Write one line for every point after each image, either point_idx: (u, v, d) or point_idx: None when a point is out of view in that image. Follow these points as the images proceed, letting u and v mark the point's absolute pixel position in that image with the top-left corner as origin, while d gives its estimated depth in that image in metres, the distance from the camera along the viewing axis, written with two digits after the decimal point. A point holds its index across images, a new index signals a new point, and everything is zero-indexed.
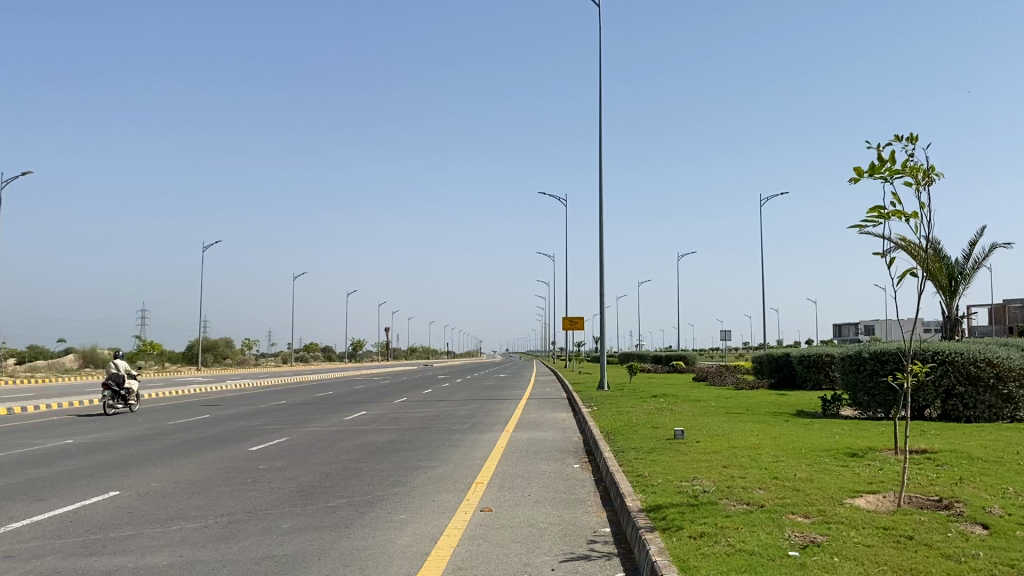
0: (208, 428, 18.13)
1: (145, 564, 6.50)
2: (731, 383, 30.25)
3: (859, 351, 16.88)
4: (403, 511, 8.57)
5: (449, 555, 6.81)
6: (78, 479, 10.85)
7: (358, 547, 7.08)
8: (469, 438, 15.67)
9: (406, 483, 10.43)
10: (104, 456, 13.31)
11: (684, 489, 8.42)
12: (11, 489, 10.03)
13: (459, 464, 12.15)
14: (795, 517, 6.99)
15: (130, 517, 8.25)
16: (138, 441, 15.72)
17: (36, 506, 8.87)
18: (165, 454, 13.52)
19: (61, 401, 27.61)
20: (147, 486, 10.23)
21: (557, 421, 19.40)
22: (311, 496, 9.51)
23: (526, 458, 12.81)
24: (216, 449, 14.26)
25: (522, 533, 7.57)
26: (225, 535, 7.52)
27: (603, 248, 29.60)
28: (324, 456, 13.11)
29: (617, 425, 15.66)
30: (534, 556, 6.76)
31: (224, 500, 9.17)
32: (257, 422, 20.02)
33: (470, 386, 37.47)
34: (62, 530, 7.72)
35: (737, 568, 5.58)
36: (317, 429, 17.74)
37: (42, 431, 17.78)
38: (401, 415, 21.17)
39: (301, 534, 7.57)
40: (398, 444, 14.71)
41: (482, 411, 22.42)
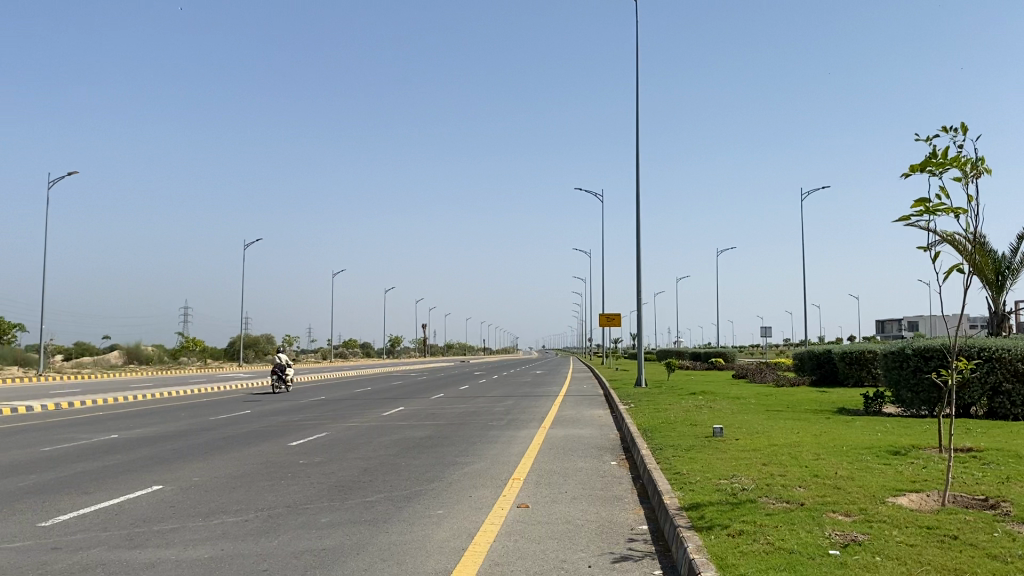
0: (249, 424, 18.40)
1: (187, 558, 6.60)
2: (771, 380, 29.93)
3: (902, 348, 16.61)
4: (440, 507, 8.61)
5: (486, 551, 6.82)
6: (123, 473, 11.07)
7: (396, 542, 7.12)
8: (506, 434, 15.66)
9: (443, 478, 10.48)
10: (147, 451, 13.55)
11: (723, 486, 8.36)
12: (58, 483, 10.25)
13: (495, 460, 12.19)
14: (836, 516, 6.88)
15: (173, 511, 8.39)
16: (181, 435, 15.95)
17: (81, 499, 9.06)
18: (206, 449, 13.72)
19: (107, 397, 28.22)
20: (189, 481, 10.39)
21: (594, 418, 19.38)
22: (350, 491, 9.59)
23: (563, 455, 12.80)
24: (256, 444, 14.43)
25: (559, 530, 7.56)
26: (265, 528, 7.61)
27: (638, 244, 29.43)
28: (362, 452, 13.20)
29: (654, 422, 15.57)
30: (572, 553, 6.74)
31: (265, 495, 9.29)
32: (297, 417, 20.29)
33: (507, 382, 37.65)
34: (106, 523, 7.88)
35: (776, 566, 5.52)
36: (355, 425, 17.90)
37: (89, 426, 18.19)
38: (437, 412, 21.22)
39: (339, 528, 7.63)
40: (435, 440, 14.79)
41: (518, 408, 22.39)
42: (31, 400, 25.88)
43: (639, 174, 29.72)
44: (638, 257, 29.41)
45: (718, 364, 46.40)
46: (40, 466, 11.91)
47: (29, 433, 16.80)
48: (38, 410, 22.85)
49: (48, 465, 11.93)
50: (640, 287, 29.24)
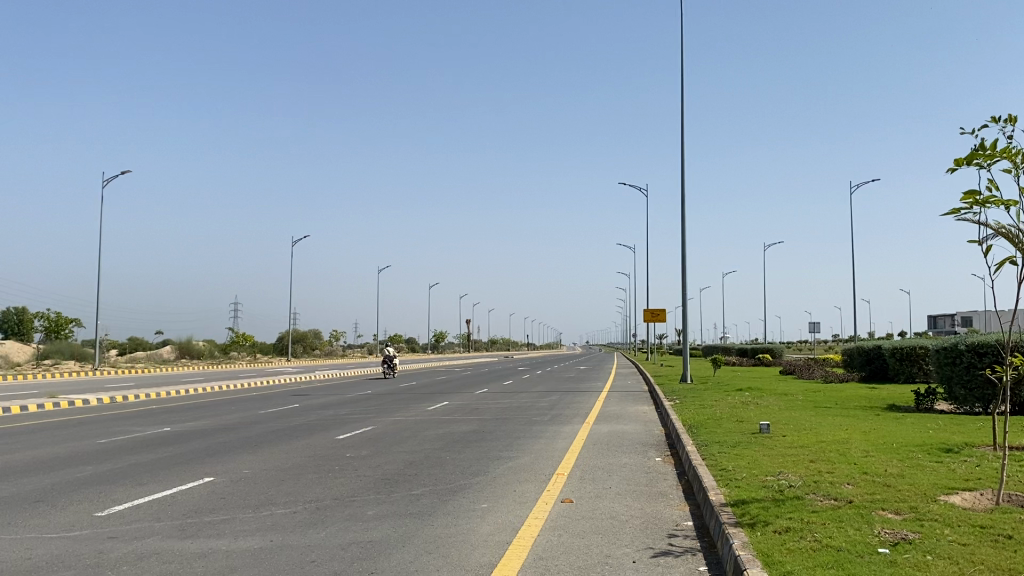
0: (296, 417, 18.69)
1: (237, 548, 6.74)
2: (819, 376, 29.51)
3: (955, 343, 16.26)
4: (485, 500, 8.67)
5: (530, 545, 6.84)
6: (175, 465, 11.31)
7: (441, 535, 7.19)
8: (550, 429, 15.69)
9: (488, 473, 10.54)
10: (198, 444, 13.83)
11: (769, 483, 8.27)
12: (113, 475, 10.52)
13: (539, 454, 12.22)
14: (886, 514, 6.78)
15: (224, 503, 8.56)
16: (232, 428, 16.27)
17: (136, 490, 9.29)
18: (255, 442, 13.95)
19: (158, 391, 28.77)
20: (239, 473, 10.59)
21: (639, 414, 19.31)
22: (396, 483, 9.71)
23: (607, 451, 12.77)
24: (304, 437, 14.64)
25: (604, 525, 7.56)
26: (313, 520, 7.74)
27: (684, 239, 29.23)
28: (408, 446, 13.32)
29: (700, 418, 15.49)
30: (615, 548, 6.75)
31: (313, 487, 9.45)
32: (343, 411, 20.55)
33: (550, 378, 37.73)
34: (160, 513, 8.08)
35: (824, 564, 5.47)
36: (401, 419, 18.09)
37: (141, 419, 18.61)
38: (482, 407, 21.30)
39: (386, 521, 7.72)
40: (479, 434, 14.86)
41: (562, 403, 22.35)
42: (86, 394, 26.53)
43: (684, 167, 29.51)
44: (683, 252, 29.20)
45: (766, 360, 45.86)
46: (96, 457, 12.23)
47: (85, 425, 17.24)
48: (93, 404, 23.42)
49: (104, 457, 12.25)
50: (685, 282, 29.02)
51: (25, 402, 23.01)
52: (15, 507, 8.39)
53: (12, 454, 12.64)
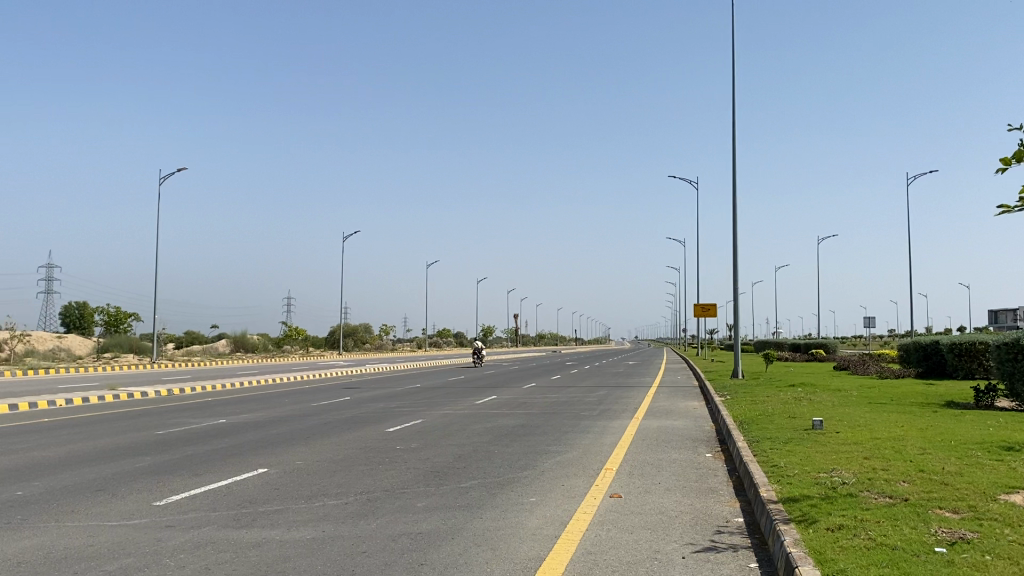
0: (347, 410, 18.96)
1: (290, 538, 6.87)
2: (874, 372, 28.94)
3: (1017, 338, 15.81)
4: (534, 494, 8.69)
5: (578, 539, 6.85)
6: (231, 456, 11.55)
7: (490, 528, 7.23)
8: (599, 424, 15.65)
9: (536, 466, 10.56)
10: (252, 435, 14.10)
11: (822, 480, 8.15)
12: (171, 465, 10.79)
13: (587, 449, 12.21)
14: (943, 513, 6.63)
15: (278, 493, 8.73)
16: (284, 420, 16.56)
17: (193, 481, 9.53)
18: (306, 434, 14.17)
19: (212, 383, 29.36)
20: (292, 464, 10.78)
21: (688, 409, 19.18)
22: (445, 476, 9.80)
23: (656, 446, 12.72)
24: (355, 429, 14.83)
25: (653, 520, 7.54)
26: (364, 512, 7.83)
27: (735, 232, 28.83)
28: (456, 439, 13.41)
29: (751, 414, 15.31)
30: (664, 543, 6.73)
31: (364, 479, 9.59)
32: (393, 404, 20.78)
33: (599, 372, 37.80)
34: (216, 503, 8.27)
35: (879, 562, 5.37)
36: (450, 412, 18.22)
37: (198, 411, 19.03)
38: (530, 401, 21.33)
39: (436, 513, 7.79)
40: (528, 428, 14.88)
41: (611, 398, 22.27)
42: (144, 386, 27.23)
43: (735, 158, 29.08)
44: (734, 246, 28.82)
45: (819, 355, 45.14)
46: (155, 448, 12.56)
47: (144, 416, 17.70)
48: (150, 396, 23.99)
49: (162, 448, 12.57)
50: (736, 277, 28.67)
51: (86, 393, 23.68)
52: (78, 496, 8.67)
53: (76, 444, 13.03)
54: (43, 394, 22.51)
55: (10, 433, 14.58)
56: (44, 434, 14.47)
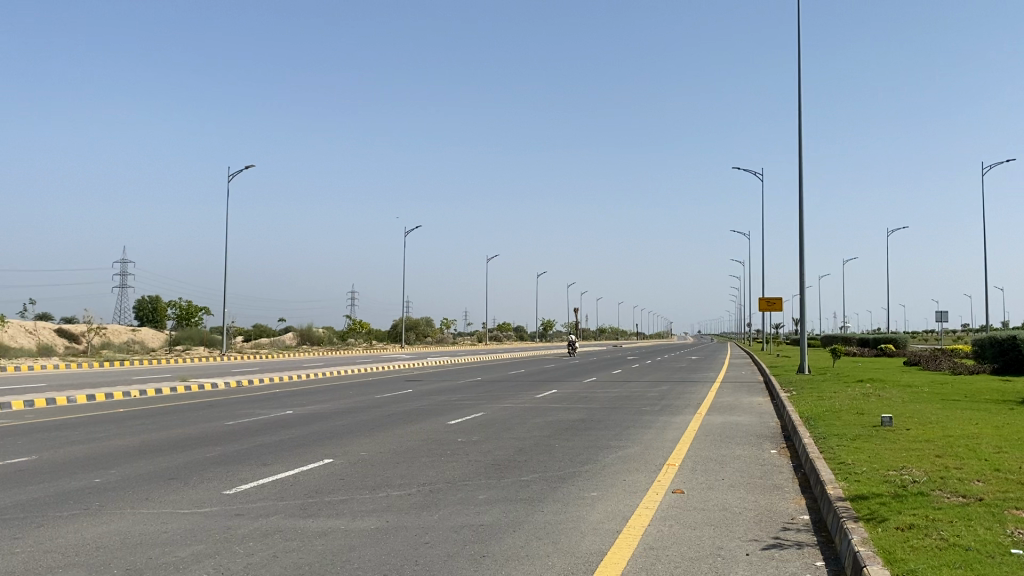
0: (411, 403, 19.21)
1: (356, 527, 7.00)
2: (947, 368, 28.06)
3: None
4: (595, 489, 8.68)
5: (641, 534, 6.83)
6: (298, 447, 11.80)
7: (551, 521, 7.25)
8: (661, 419, 15.52)
9: (598, 461, 10.54)
10: (318, 426, 14.37)
11: (892, 478, 7.94)
12: (239, 455, 11.08)
13: (649, 444, 12.13)
14: (1019, 513, 6.41)
15: (343, 483, 8.91)
16: (349, 412, 16.87)
17: (262, 470, 9.78)
18: (370, 426, 14.38)
19: (277, 375, 30.00)
20: (356, 455, 10.96)
21: (753, 405, 18.89)
22: (506, 469, 9.84)
23: (720, 442, 12.56)
24: (417, 421, 14.97)
25: (717, 517, 7.47)
26: (427, 503, 7.94)
27: (801, 223, 28.23)
28: (517, 432, 13.46)
29: (818, 410, 14.98)
30: (727, 540, 6.66)
31: (427, 470, 9.70)
32: (455, 397, 20.94)
33: (661, 367, 37.43)
34: (283, 492, 8.47)
35: (952, 562, 5.23)
36: (511, 405, 18.30)
37: (266, 402, 19.49)
38: (590, 396, 21.24)
39: (496, 505, 7.85)
40: (589, 423, 14.88)
41: (673, 393, 22.03)
42: (214, 378, 28.00)
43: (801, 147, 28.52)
44: (800, 238, 28.22)
45: (889, 351, 43.92)
46: (224, 438, 12.91)
47: (215, 407, 18.24)
48: (220, 388, 24.68)
49: (232, 438, 12.92)
50: (803, 270, 28.07)
51: (160, 384, 24.48)
52: (152, 484, 8.97)
53: (149, 434, 13.47)
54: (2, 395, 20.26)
55: (87, 422, 15.12)
56: (120, 423, 15.00)
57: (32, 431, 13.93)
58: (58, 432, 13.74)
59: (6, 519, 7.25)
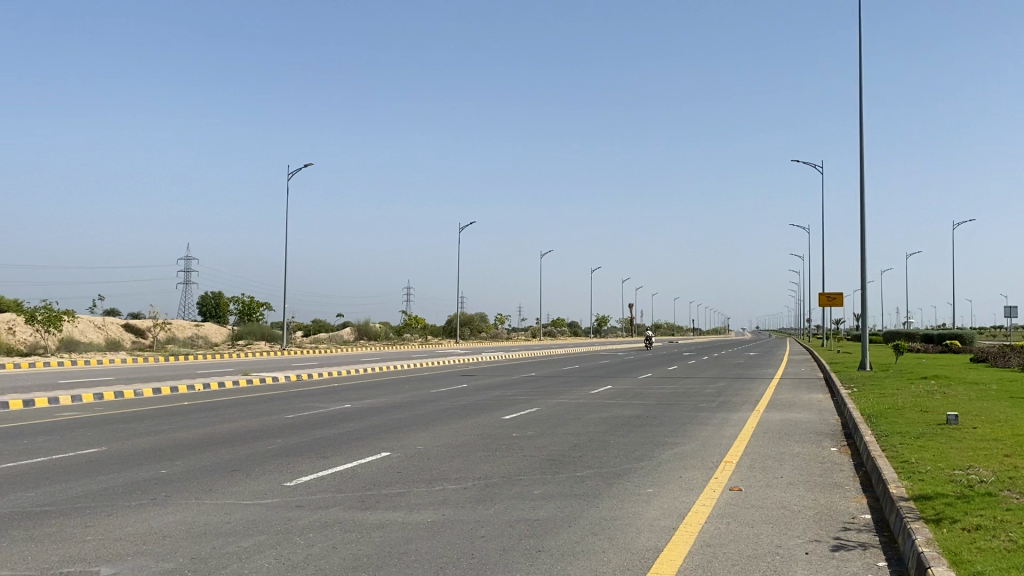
0: (466, 397, 19.33)
1: (411, 521, 7.09)
2: (1017, 365, 27.21)
3: None
4: (651, 485, 8.63)
5: (697, 531, 6.77)
6: (355, 440, 11.98)
7: (606, 517, 7.23)
8: (718, 415, 15.38)
9: (653, 458, 10.47)
10: (375, 420, 14.59)
11: (957, 478, 7.73)
12: (299, 447, 11.29)
13: (705, 441, 12.02)
14: None
15: (400, 477, 9.02)
16: (406, 406, 17.08)
17: (321, 463, 9.97)
18: (426, 419, 14.53)
19: (335, 370, 30.43)
20: (413, 449, 11.08)
21: (812, 401, 18.55)
22: (561, 465, 9.85)
23: (779, 439, 12.36)
24: (472, 416, 15.07)
25: (775, 515, 7.36)
26: (482, 496, 8.02)
27: (864, 216, 27.62)
28: (572, 428, 13.45)
29: (880, 408, 14.64)
30: (786, 539, 6.55)
31: (483, 464, 9.77)
32: (509, 392, 21.03)
33: (718, 363, 37.13)
34: (342, 484, 8.62)
35: (1020, 565, 5.09)
36: (566, 401, 18.28)
37: (323, 396, 19.78)
38: (646, 391, 21.12)
39: (552, 500, 7.87)
40: (644, 419, 14.78)
41: (731, 389, 21.79)
42: (274, 372, 28.57)
43: (862, 138, 28.00)
44: (862, 232, 27.62)
45: (955, 347, 42.71)
46: (286, 431, 13.19)
47: (275, 400, 18.61)
48: (279, 381, 25.17)
49: (292, 430, 13.19)
50: (865, 264, 27.48)
51: (222, 379, 25.07)
52: (216, 475, 9.20)
53: (213, 426, 13.82)
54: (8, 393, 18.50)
55: (153, 415, 15.56)
56: (185, 416, 15.41)
57: (102, 422, 14.41)
58: (125, 424, 14.17)
59: (78, 508, 7.52)
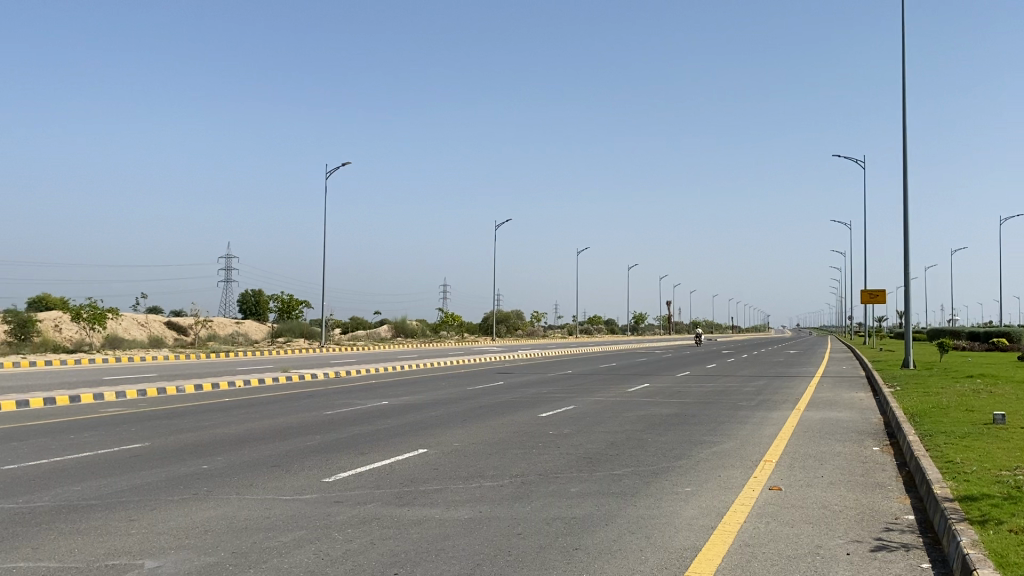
0: (503, 394, 19.38)
1: (449, 517, 7.12)
2: None
3: None
4: (689, 484, 8.56)
5: (736, 531, 6.72)
6: (392, 437, 12.05)
7: (644, 515, 7.20)
8: (758, 415, 15.19)
9: (691, 456, 10.40)
10: (412, 417, 14.67)
11: (1004, 479, 7.58)
12: (337, 444, 11.39)
13: (745, 440, 11.90)
14: None
15: (437, 473, 9.06)
16: (443, 403, 17.16)
17: (359, 459, 10.05)
18: (463, 417, 14.58)
19: (372, 367, 30.67)
20: (450, 446, 11.13)
21: (854, 400, 18.28)
22: (598, 463, 9.82)
23: (819, 438, 12.19)
24: (509, 414, 15.09)
25: (816, 515, 7.26)
26: (519, 494, 8.01)
27: (907, 213, 27.13)
28: (609, 426, 13.41)
29: (925, 407, 14.35)
30: (827, 539, 6.47)
31: (519, 462, 9.78)
32: (546, 389, 21.02)
33: (756, 361, 36.77)
34: (380, 481, 8.69)
35: None
36: (603, 399, 18.23)
37: (361, 393, 19.95)
38: (684, 389, 20.96)
39: (589, 498, 7.85)
40: (682, 417, 14.68)
41: (770, 387, 21.61)
42: (314, 368, 28.88)
43: (906, 133, 27.51)
44: (905, 229, 27.15)
45: (1003, 345, 41.77)
46: (324, 427, 13.33)
47: (313, 398, 18.78)
48: (318, 378, 25.43)
49: (331, 427, 13.33)
50: (908, 261, 27.00)
51: (262, 375, 25.39)
52: (256, 471, 9.32)
53: (253, 422, 14.01)
54: (45, 392, 18.53)
55: (194, 411, 15.82)
56: (226, 412, 15.63)
57: (145, 418, 14.68)
58: (168, 420, 14.41)
59: (122, 502, 7.66)
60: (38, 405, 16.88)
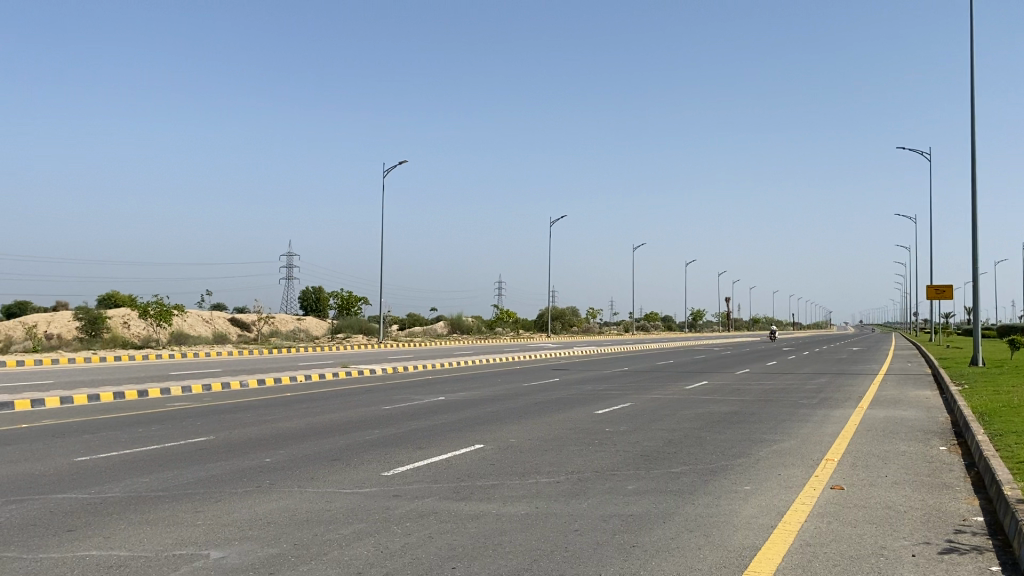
0: (559, 391, 19.37)
1: (505, 512, 7.15)
2: None
3: None
4: (749, 482, 8.45)
5: (797, 530, 6.61)
6: (450, 432, 12.13)
7: (702, 514, 7.13)
8: (819, 413, 14.88)
9: (750, 454, 10.25)
10: (468, 413, 14.73)
11: None
12: (395, 438, 11.51)
13: (806, 438, 11.67)
14: None
15: (494, 469, 9.10)
16: (500, 400, 17.20)
17: (417, 454, 10.14)
18: (520, 413, 14.59)
19: (430, 363, 30.86)
20: (506, 442, 11.16)
21: (920, 398, 17.81)
22: (655, 460, 9.74)
23: (883, 437, 11.90)
24: (565, 411, 15.05)
25: (880, 515, 7.11)
26: (576, 491, 7.99)
27: (975, 206, 26.28)
28: (665, 423, 13.31)
29: (994, 406, 13.86)
30: (892, 540, 6.33)
31: (576, 459, 9.76)
32: (602, 386, 20.95)
33: (820, 358, 35.91)
34: (437, 476, 8.76)
35: None
36: (661, 396, 18.09)
37: (418, 388, 20.13)
38: (743, 387, 20.68)
39: (647, 496, 7.81)
40: (741, 415, 14.48)
41: (833, 385, 21.15)
42: (372, 364, 29.22)
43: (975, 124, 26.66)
44: (974, 222, 26.32)
45: None
46: (382, 422, 13.48)
47: (371, 393, 19.01)
48: (376, 374, 25.71)
49: (389, 422, 13.48)
50: (977, 255, 26.17)
51: (322, 371, 25.76)
52: (316, 464, 9.47)
53: (314, 417, 14.26)
54: (115, 386, 19.11)
55: (256, 406, 16.12)
56: (286, 407, 15.92)
57: (210, 412, 15.04)
58: (231, 414, 14.74)
59: (189, 493, 7.88)
60: (107, 399, 17.42)
